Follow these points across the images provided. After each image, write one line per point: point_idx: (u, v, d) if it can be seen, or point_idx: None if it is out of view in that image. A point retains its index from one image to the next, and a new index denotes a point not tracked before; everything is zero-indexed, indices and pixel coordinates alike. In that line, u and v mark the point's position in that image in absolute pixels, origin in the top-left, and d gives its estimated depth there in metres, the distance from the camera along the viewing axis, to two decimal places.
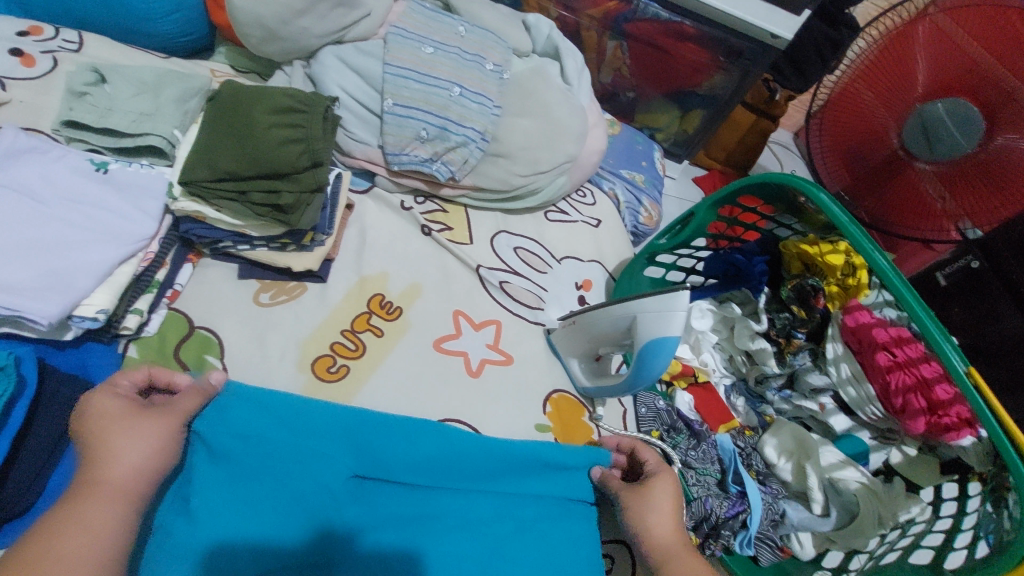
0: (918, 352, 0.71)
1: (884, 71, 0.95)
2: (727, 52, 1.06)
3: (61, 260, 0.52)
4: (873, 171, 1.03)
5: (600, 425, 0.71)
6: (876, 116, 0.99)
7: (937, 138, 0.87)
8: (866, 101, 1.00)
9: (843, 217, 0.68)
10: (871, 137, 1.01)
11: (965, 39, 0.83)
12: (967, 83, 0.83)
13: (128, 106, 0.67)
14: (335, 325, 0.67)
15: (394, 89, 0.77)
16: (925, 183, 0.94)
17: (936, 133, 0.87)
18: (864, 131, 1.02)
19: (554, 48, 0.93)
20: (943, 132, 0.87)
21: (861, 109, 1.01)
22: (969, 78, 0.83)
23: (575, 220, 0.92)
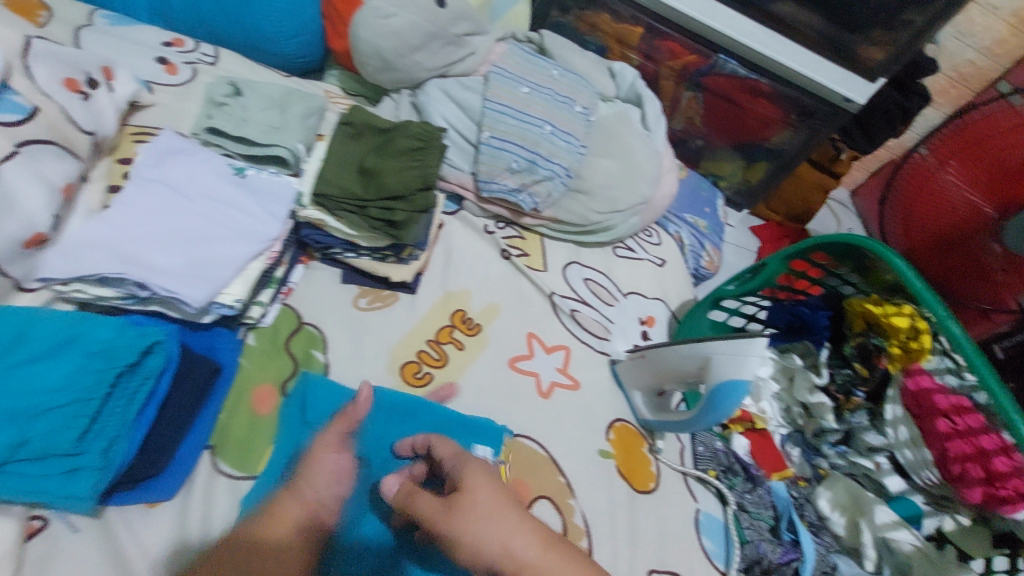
0: (977, 423, 0.69)
1: (970, 164, 1.03)
2: (799, 111, 1.10)
3: (205, 250, 0.58)
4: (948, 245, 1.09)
5: (660, 458, 0.74)
6: (966, 200, 1.04)
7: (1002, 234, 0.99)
8: (956, 189, 1.05)
9: (917, 282, 0.72)
10: (958, 220, 1.06)
11: None
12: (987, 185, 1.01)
13: (261, 118, 0.75)
14: (422, 335, 0.72)
15: (492, 123, 0.83)
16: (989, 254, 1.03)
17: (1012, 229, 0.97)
18: (955, 214, 1.07)
19: (636, 95, 0.98)
20: None
21: (947, 196, 1.07)
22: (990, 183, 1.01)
23: (641, 258, 0.96)
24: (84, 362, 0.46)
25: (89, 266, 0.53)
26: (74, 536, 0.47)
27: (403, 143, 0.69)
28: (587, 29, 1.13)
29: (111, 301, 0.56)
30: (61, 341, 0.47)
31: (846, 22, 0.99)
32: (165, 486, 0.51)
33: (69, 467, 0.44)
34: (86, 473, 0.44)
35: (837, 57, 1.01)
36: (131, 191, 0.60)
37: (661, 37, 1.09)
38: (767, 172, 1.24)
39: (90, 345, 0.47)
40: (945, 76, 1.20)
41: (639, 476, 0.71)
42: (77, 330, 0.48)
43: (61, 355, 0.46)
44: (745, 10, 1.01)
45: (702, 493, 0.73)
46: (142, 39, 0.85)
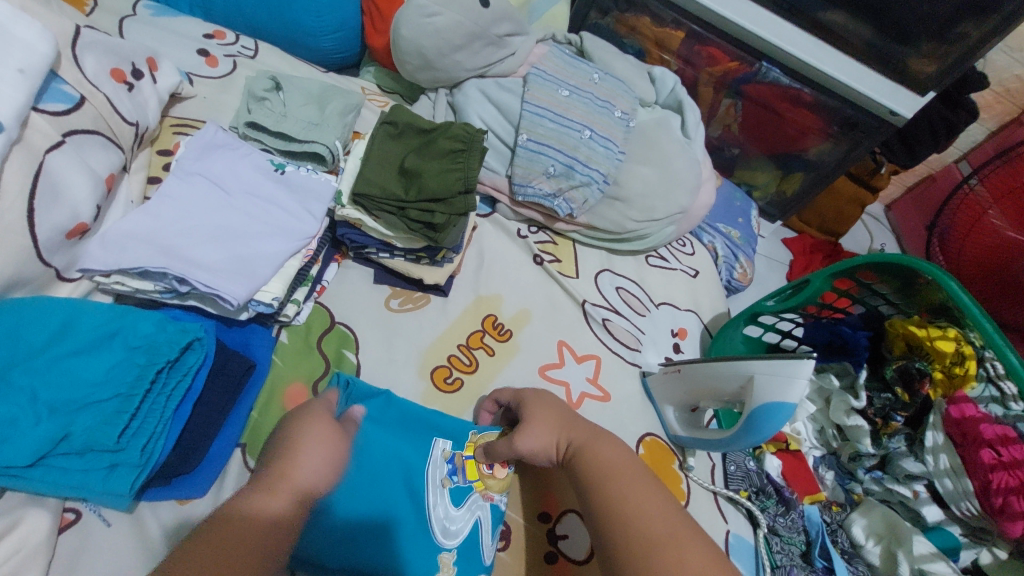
0: None
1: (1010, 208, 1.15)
2: (841, 123, 1.07)
3: (246, 246, 0.58)
4: (989, 278, 1.15)
5: (690, 476, 0.72)
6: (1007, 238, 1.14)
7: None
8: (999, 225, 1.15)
9: (974, 307, 0.69)
10: (998, 254, 1.14)
11: None
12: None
13: (300, 114, 0.74)
14: (452, 339, 0.71)
15: (530, 126, 0.81)
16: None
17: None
18: (999, 247, 1.15)
19: (676, 101, 0.96)
20: None
21: (992, 232, 1.16)
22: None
23: (674, 268, 0.94)
24: (125, 356, 0.46)
25: (131, 259, 0.53)
26: (106, 530, 0.47)
27: (445, 145, 0.68)
28: (626, 32, 1.12)
29: (149, 295, 0.56)
30: (104, 335, 0.47)
31: (897, 33, 0.96)
32: (194, 484, 0.50)
33: (109, 463, 0.44)
34: (125, 470, 0.44)
35: (886, 70, 0.98)
36: (171, 183, 0.59)
37: (701, 43, 1.07)
38: (803, 184, 1.22)
39: (132, 339, 0.47)
40: (994, 92, 1.16)
41: (670, 494, 0.69)
42: (120, 323, 0.48)
43: (103, 349, 0.46)
44: (793, 17, 0.98)
45: (733, 514, 0.71)
46: (184, 31, 0.85)
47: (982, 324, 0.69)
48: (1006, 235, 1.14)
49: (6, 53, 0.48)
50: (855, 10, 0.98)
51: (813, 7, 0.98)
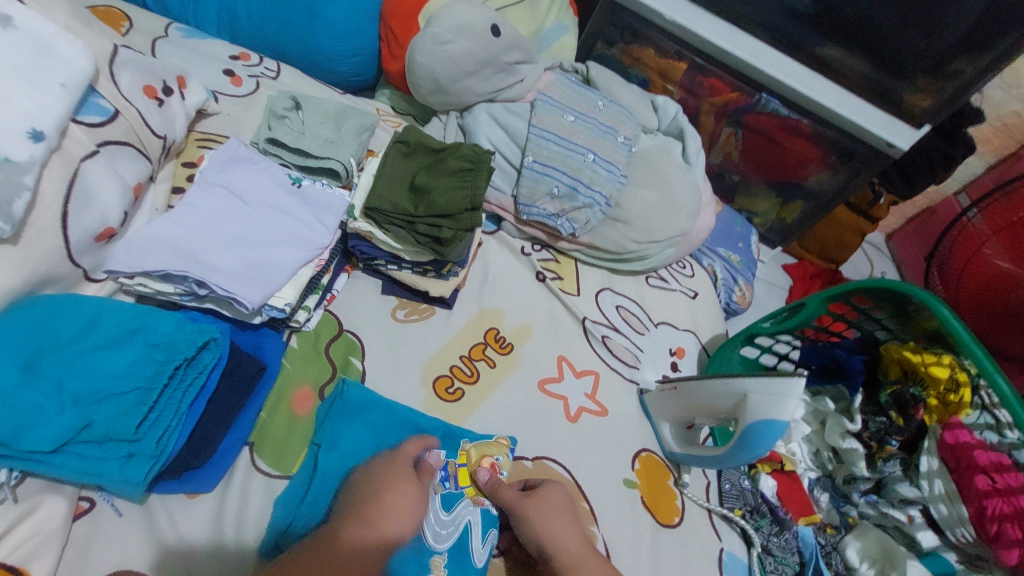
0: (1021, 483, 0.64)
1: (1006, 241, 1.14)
2: (839, 153, 1.10)
3: (262, 254, 0.61)
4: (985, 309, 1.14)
5: (685, 493, 0.73)
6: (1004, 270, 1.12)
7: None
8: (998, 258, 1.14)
9: (964, 333, 0.69)
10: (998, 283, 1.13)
11: None
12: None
13: (318, 132, 0.79)
14: (455, 350, 0.73)
15: (536, 148, 0.85)
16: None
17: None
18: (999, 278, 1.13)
19: (678, 129, 1.00)
20: None
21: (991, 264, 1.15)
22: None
23: (674, 289, 0.96)
24: (145, 352, 0.49)
25: (155, 262, 0.56)
26: (117, 519, 0.49)
27: (453, 163, 0.71)
28: (631, 63, 1.16)
29: (169, 297, 0.59)
30: (126, 332, 0.50)
31: (893, 69, 1.01)
32: (204, 479, 0.53)
33: (126, 453, 0.46)
34: (140, 460, 0.46)
35: (883, 103, 1.02)
36: (195, 193, 0.63)
37: (703, 74, 1.11)
38: (803, 212, 1.24)
39: (152, 336, 0.50)
40: (990, 126, 1.18)
41: (664, 510, 0.71)
42: (141, 322, 0.50)
43: (125, 345, 0.49)
44: (795, 53, 1.03)
45: (727, 532, 0.72)
46: (211, 52, 0.90)
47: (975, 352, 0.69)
48: (1001, 266, 1.14)
49: (50, 70, 0.52)
50: (853, 46, 1.02)
51: (812, 43, 1.03)
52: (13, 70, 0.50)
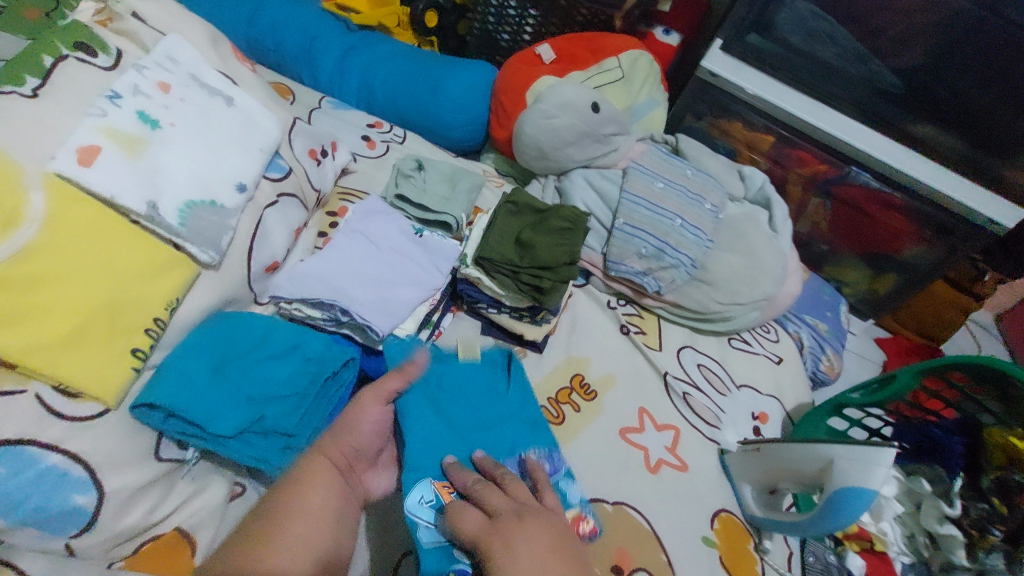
0: None
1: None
2: (935, 228, 1.09)
3: (391, 291, 0.72)
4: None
5: (765, 559, 0.73)
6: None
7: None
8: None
9: None
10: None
11: None
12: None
13: (438, 190, 0.91)
14: (544, 392, 0.79)
15: (627, 211, 0.92)
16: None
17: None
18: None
19: (765, 198, 1.04)
20: None
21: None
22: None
23: (757, 353, 0.97)
24: (302, 364, 0.60)
25: (310, 292, 0.68)
26: None
27: (555, 223, 0.81)
28: (719, 135, 1.22)
29: (313, 319, 0.70)
30: (288, 346, 0.61)
31: (989, 147, 1.01)
32: None
33: (285, 445, 0.58)
34: (295, 451, 0.58)
35: (981, 180, 1.02)
36: (340, 237, 0.75)
37: (791, 147, 1.15)
38: (897, 285, 1.21)
39: (308, 351, 0.61)
40: None
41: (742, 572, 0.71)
42: (298, 338, 0.62)
43: (288, 356, 0.60)
44: (881, 127, 1.06)
45: None
46: (352, 120, 1.07)
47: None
48: None
49: (253, 137, 0.67)
50: (946, 124, 1.03)
51: (902, 120, 1.05)
52: (229, 138, 0.64)
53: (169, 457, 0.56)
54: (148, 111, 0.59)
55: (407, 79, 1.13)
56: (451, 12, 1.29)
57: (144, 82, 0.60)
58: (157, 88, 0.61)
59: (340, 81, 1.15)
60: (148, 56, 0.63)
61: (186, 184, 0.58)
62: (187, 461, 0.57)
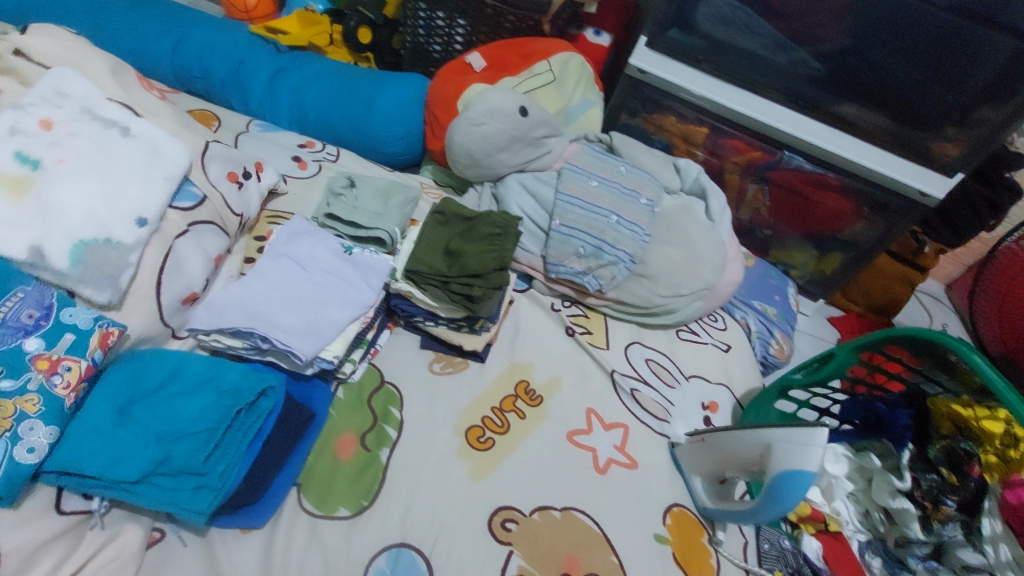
0: None
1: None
2: (871, 205, 1.11)
3: (317, 313, 0.69)
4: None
5: (720, 552, 0.72)
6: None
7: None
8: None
9: (999, 382, 0.67)
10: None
11: None
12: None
13: (369, 206, 0.89)
14: (487, 402, 0.78)
15: (563, 212, 0.92)
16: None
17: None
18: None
19: (701, 189, 1.05)
20: None
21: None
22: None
23: (705, 342, 0.97)
24: (216, 398, 0.58)
25: (228, 320, 0.66)
26: (183, 549, 0.58)
27: (486, 230, 0.81)
28: (654, 130, 1.24)
29: (237, 350, 0.68)
30: (201, 380, 0.59)
31: (914, 121, 1.02)
32: (258, 514, 0.60)
33: (195, 484, 0.54)
34: (207, 490, 0.54)
35: (907, 154, 1.03)
36: (263, 261, 0.73)
37: (726, 136, 1.16)
38: (842, 263, 1.23)
39: (222, 385, 0.59)
40: None
41: (696, 566, 0.70)
42: (213, 372, 0.60)
43: (200, 391, 0.58)
44: (811, 112, 1.06)
45: None
46: (282, 142, 1.05)
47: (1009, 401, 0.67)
48: None
49: (157, 166, 0.63)
50: (870, 103, 1.04)
51: (828, 102, 1.06)
52: (128, 170, 0.61)
53: (72, 509, 0.53)
54: (27, 150, 0.57)
55: (338, 97, 1.11)
56: (383, 27, 1.28)
57: (25, 120, 0.58)
58: (40, 125, 0.58)
59: (271, 104, 1.13)
60: (31, 92, 0.61)
61: (84, 224, 0.56)
62: (93, 511, 0.55)
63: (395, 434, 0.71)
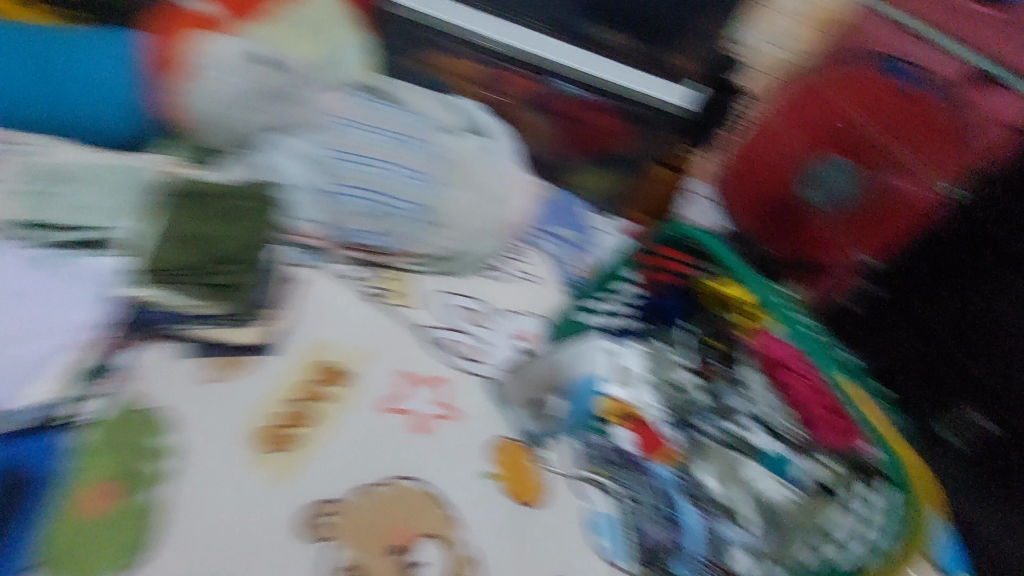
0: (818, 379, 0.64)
1: (895, 112, 1.08)
2: (631, 118, 1.25)
3: (10, 351, 0.61)
4: (773, 166, 1.23)
5: (550, 471, 0.77)
6: (843, 149, 1.14)
7: (821, 174, 1.16)
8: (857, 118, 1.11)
9: (722, 249, 0.75)
10: (833, 141, 1.15)
11: (858, 108, 1.11)
12: (862, 150, 1.12)
13: (94, 201, 0.70)
14: (282, 396, 0.71)
15: (343, 175, 0.88)
16: (840, 215, 1.17)
17: (818, 171, 1.17)
18: (841, 133, 1.14)
19: (473, 123, 1.04)
20: (833, 182, 1.15)
21: (852, 125, 1.12)
22: (871, 151, 1.12)
23: (508, 278, 1.00)
24: None
25: None
26: None
27: (237, 204, 0.79)
28: None
29: None
30: None
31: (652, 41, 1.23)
32: None
33: None
34: None
35: (648, 68, 1.23)
36: None
37: (505, 70, 1.22)
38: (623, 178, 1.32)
39: None
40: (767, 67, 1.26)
41: (524, 488, 0.74)
42: None
43: None
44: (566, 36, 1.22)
45: (591, 491, 0.78)
46: None
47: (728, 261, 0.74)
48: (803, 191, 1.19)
49: None
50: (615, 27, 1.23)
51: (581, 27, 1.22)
52: None
53: None
54: None
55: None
56: None
57: None
58: None
59: None
60: None
61: None
62: None
63: (171, 463, 0.62)
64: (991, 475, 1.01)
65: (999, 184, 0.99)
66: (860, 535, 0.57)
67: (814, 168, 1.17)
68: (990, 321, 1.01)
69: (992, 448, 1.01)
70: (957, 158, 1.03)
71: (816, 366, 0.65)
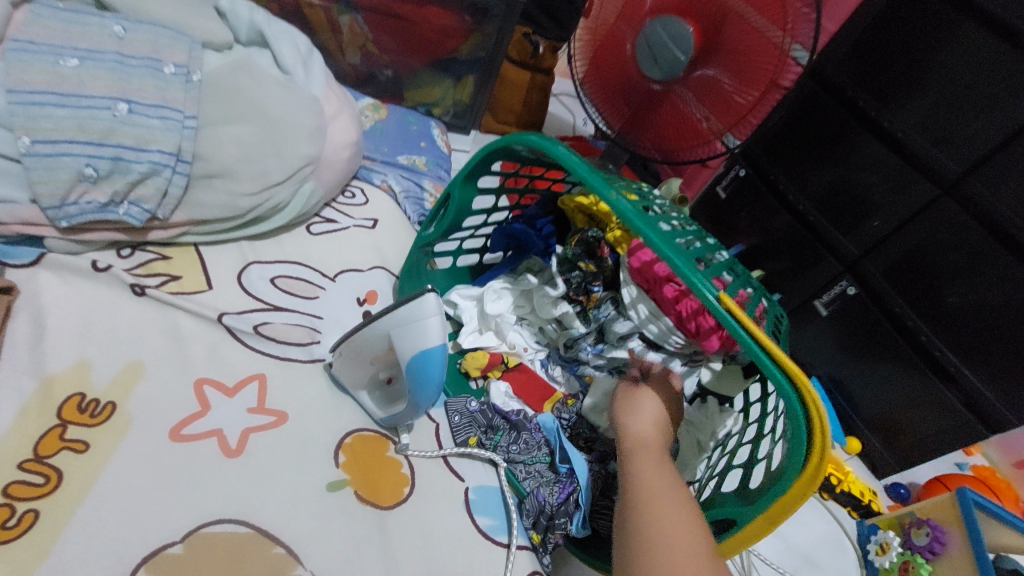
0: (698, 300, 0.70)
1: None
2: (472, 11, 1.00)
3: None
4: (609, 46, 0.92)
5: (408, 455, 0.64)
6: (691, 18, 0.82)
7: (665, 51, 0.84)
8: None
9: (581, 166, 0.60)
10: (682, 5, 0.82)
11: None
12: (706, 15, 0.81)
13: None
14: (7, 460, 0.49)
15: (26, 121, 0.57)
16: (692, 105, 0.89)
17: (658, 48, 0.84)
18: None
19: (260, 34, 0.79)
20: (672, 57, 0.83)
21: None
22: (721, 14, 0.79)
23: (345, 227, 0.82)
24: None
25: None
26: None
27: None
28: None
29: None
30: None
31: None
32: None
33: None
34: None
35: None
36: None
37: None
38: (476, 85, 1.13)
39: None
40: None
41: (386, 491, 0.60)
42: None
43: None
44: None
45: (468, 467, 0.66)
46: None
47: (591, 185, 0.59)
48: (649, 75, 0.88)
49: None
50: None
51: None
52: None
53: None
54: None
55: None
56: None
57: None
58: None
59: None
60: None
61: None
62: None
63: None
64: (859, 338, 1.03)
65: (847, 44, 0.96)
66: (771, 457, 0.57)
67: (655, 37, 0.84)
68: (846, 185, 1.00)
69: (852, 309, 1.03)
70: (783, 27, 0.75)
71: (695, 293, 0.53)
